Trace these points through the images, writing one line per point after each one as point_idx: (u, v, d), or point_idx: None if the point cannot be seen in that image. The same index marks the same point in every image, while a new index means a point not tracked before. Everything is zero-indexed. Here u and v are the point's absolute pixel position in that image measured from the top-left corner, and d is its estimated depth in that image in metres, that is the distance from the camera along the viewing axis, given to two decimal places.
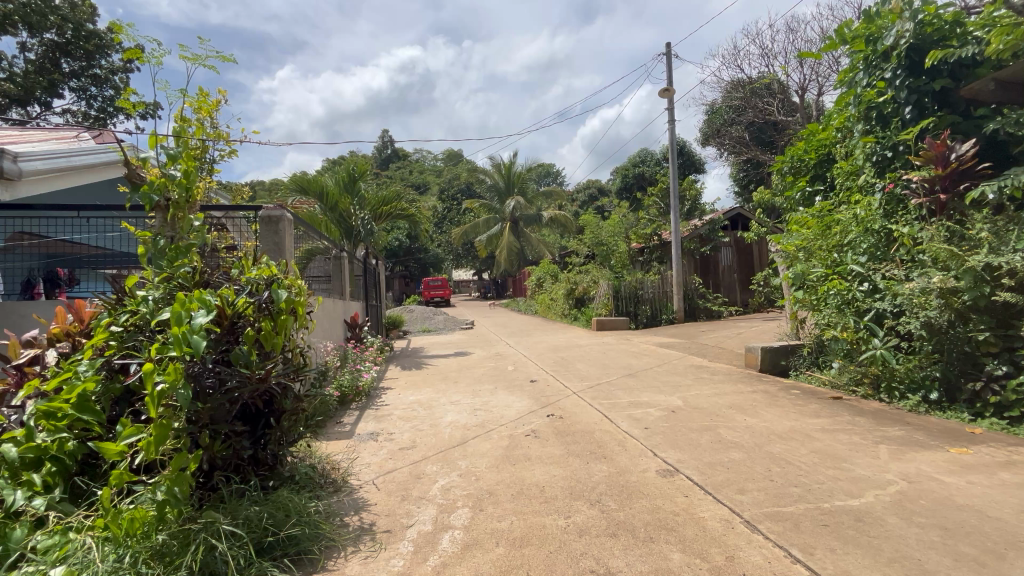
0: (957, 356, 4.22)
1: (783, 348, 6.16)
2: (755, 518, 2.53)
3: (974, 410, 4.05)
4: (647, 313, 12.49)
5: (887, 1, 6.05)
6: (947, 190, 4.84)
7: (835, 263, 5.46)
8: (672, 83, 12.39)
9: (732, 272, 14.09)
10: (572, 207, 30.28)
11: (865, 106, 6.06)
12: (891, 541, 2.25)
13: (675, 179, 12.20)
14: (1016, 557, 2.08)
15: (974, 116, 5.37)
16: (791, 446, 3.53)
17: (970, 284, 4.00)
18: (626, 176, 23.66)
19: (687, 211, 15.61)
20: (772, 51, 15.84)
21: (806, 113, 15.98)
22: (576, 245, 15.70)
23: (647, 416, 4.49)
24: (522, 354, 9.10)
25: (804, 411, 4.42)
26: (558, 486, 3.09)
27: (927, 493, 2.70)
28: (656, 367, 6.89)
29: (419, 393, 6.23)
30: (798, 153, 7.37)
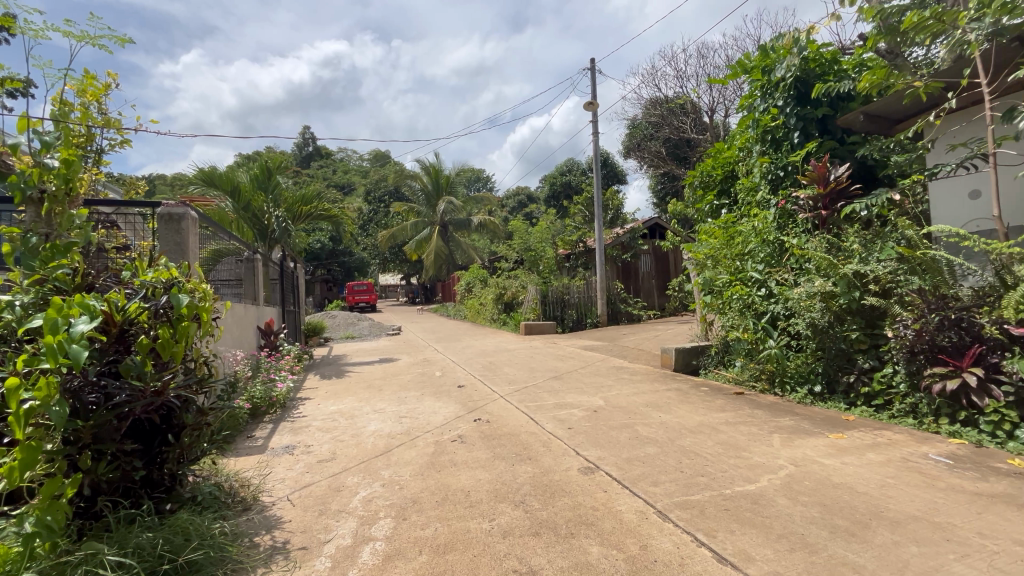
0: (835, 353, 4.79)
1: (694, 349, 6.65)
2: (666, 507, 2.70)
3: (849, 400, 4.62)
4: (573, 317, 12.89)
5: (780, 38, 6.79)
6: (828, 208, 5.51)
7: (738, 270, 6.02)
8: (595, 97, 12.94)
9: (651, 278, 14.94)
10: (502, 212, 30.54)
11: (762, 130, 6.74)
12: (780, 520, 2.50)
13: (599, 189, 12.73)
14: (877, 526, 2.41)
15: (849, 142, 6.14)
16: (699, 439, 3.82)
17: (845, 289, 4.57)
18: (554, 185, 24.37)
19: (610, 220, 16.36)
20: (686, 74, 17.08)
21: (715, 133, 17.38)
22: (505, 251, 15.86)
23: (571, 417, 4.64)
24: (451, 359, 9.02)
25: (711, 406, 4.79)
26: (483, 489, 3.10)
27: (810, 475, 3.04)
28: (580, 369, 7.14)
29: (340, 402, 5.97)
30: (707, 169, 8.05)
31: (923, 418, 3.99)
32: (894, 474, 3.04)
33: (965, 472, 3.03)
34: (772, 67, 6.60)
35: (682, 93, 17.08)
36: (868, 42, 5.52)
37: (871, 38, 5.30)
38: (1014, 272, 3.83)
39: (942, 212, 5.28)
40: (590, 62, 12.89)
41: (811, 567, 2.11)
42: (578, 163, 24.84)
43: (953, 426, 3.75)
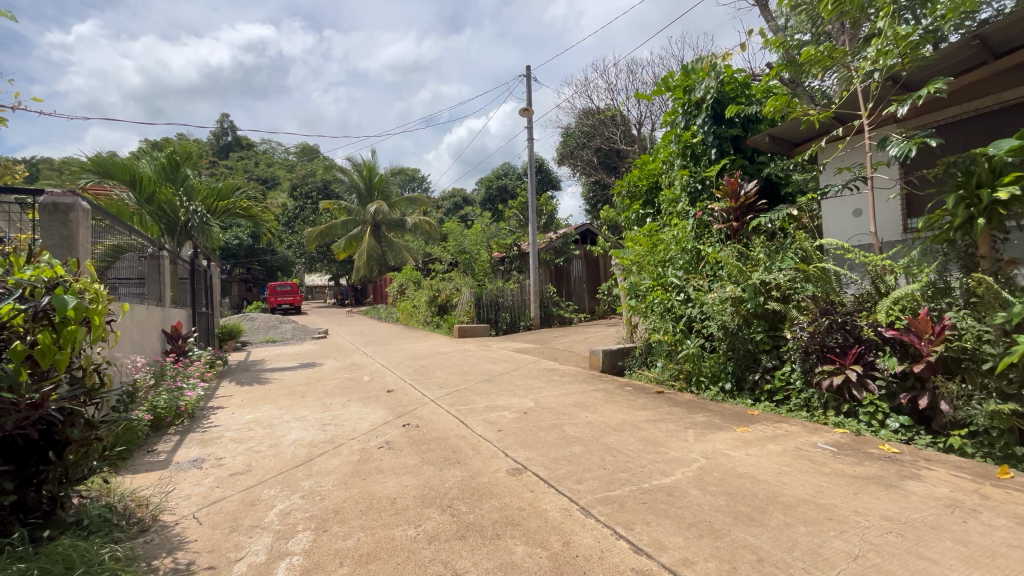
0: (742, 353, 5.23)
1: (620, 351, 6.97)
2: (589, 504, 2.81)
3: (754, 396, 5.08)
4: (507, 320, 12.97)
5: (700, 61, 7.32)
6: (739, 220, 5.99)
7: (659, 276, 6.37)
8: (530, 104, 13.19)
9: (582, 282, 15.43)
10: (437, 213, 30.13)
11: (683, 145, 7.22)
12: (691, 509, 2.69)
13: (534, 194, 12.94)
14: (772, 510, 2.65)
15: (757, 161, 6.74)
16: (622, 436, 4.00)
17: (752, 294, 5.00)
18: (489, 188, 24.49)
19: (544, 225, 16.72)
20: (616, 87, 17.82)
21: (642, 145, 18.25)
22: (439, 253, 15.68)
23: (501, 419, 4.68)
24: (381, 363, 8.75)
25: (634, 405, 5.04)
26: (409, 495, 3.05)
27: (719, 466, 3.29)
28: (511, 372, 7.22)
29: (258, 410, 5.60)
30: (634, 180, 8.50)
31: (815, 410, 4.46)
32: (789, 462, 3.37)
33: (846, 458, 3.43)
34: (692, 87, 7.10)
35: (613, 106, 17.79)
36: (774, 71, 6.10)
37: (776, 67, 5.84)
38: (886, 281, 4.39)
39: (832, 227, 5.96)
40: (525, 70, 13.14)
41: (716, 551, 2.28)
42: (513, 167, 25.09)
43: (838, 417, 4.23)
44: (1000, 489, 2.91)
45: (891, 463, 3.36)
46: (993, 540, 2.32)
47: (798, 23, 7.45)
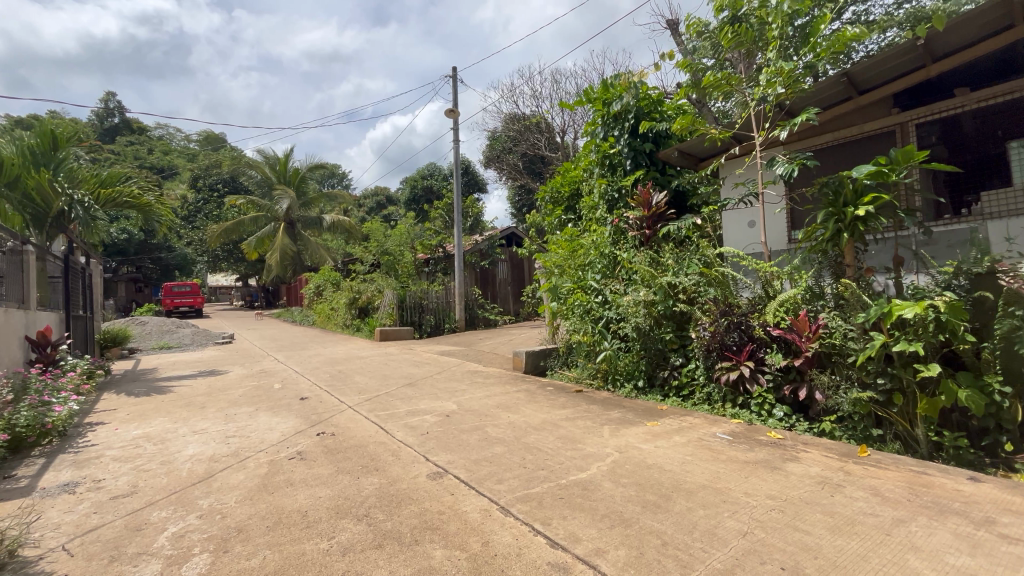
0: (653, 352, 5.59)
1: (542, 352, 7.14)
2: (508, 503, 2.85)
3: (664, 392, 5.45)
4: (431, 322, 12.77)
5: (618, 76, 7.74)
6: (651, 227, 6.40)
7: (579, 279, 6.64)
8: (457, 105, 13.15)
9: (507, 284, 15.56)
10: (358, 211, 28.94)
11: (603, 154, 7.60)
12: (604, 501, 2.83)
13: (460, 195, 12.85)
14: (676, 496, 2.87)
15: (667, 173, 7.25)
16: (543, 435, 4.12)
17: (663, 297, 5.35)
18: (414, 188, 24.07)
19: (469, 227, 16.69)
20: (542, 95, 18.27)
21: (565, 153, 18.79)
22: (361, 253, 15.15)
23: (423, 423, 4.60)
24: (294, 369, 8.22)
25: (554, 404, 5.19)
26: (322, 507, 2.90)
27: (631, 459, 3.49)
28: (434, 375, 7.13)
29: (147, 425, 5.03)
30: (557, 186, 8.84)
31: (715, 403, 4.88)
32: (692, 452, 3.66)
33: (740, 445, 3.79)
34: (610, 101, 7.51)
35: (538, 112, 18.20)
36: (682, 92, 6.60)
37: (684, 88, 6.33)
38: (774, 285, 4.89)
39: (730, 237, 6.51)
40: (452, 70, 13.10)
41: (626, 539, 2.42)
42: (439, 168, 24.77)
43: (734, 408, 4.67)
44: (860, 465, 3.37)
45: (775, 448, 3.76)
46: (853, 510, 2.68)
47: (704, 49, 8.13)
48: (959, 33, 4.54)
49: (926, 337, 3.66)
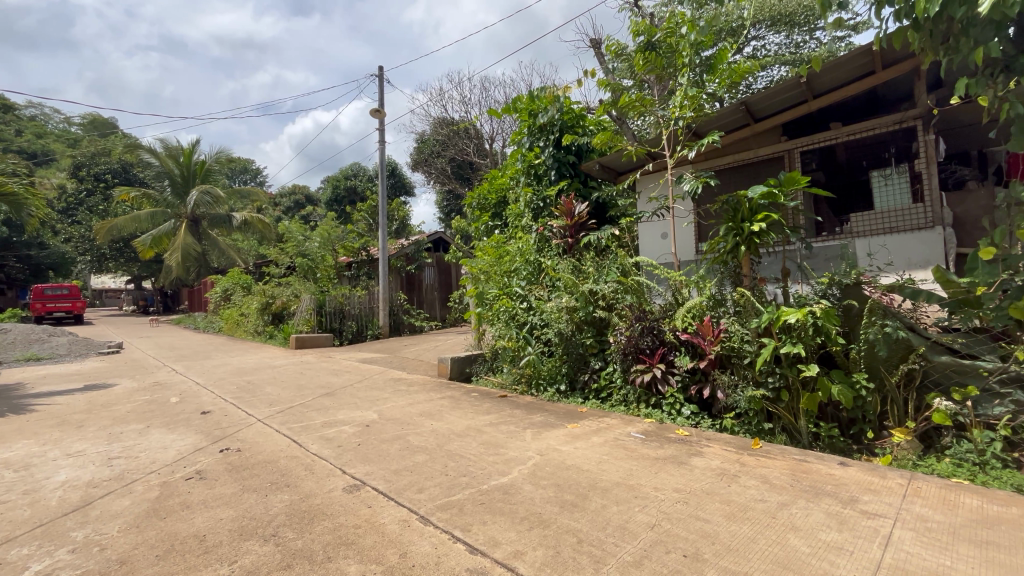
0: (575, 356, 5.80)
1: (467, 357, 7.12)
2: (428, 511, 2.81)
3: (584, 395, 5.66)
4: (352, 329, 12.24)
5: (543, 89, 7.99)
6: (574, 236, 6.64)
7: (505, 285, 6.71)
8: (382, 105, 12.80)
9: (433, 290, 15.36)
10: (273, 211, 27.10)
11: (528, 164, 7.79)
12: (524, 504, 2.88)
13: (384, 198, 12.46)
14: (592, 495, 2.99)
15: (589, 185, 7.57)
16: (466, 441, 4.11)
17: (584, 304, 5.58)
18: (337, 188, 23.06)
19: (395, 231, 16.07)
20: (470, 101, 18.34)
21: (493, 159, 18.94)
22: (276, 255, 14.24)
23: (340, 434, 4.40)
24: (195, 381, 7.50)
25: (478, 410, 5.20)
26: (223, 529, 2.68)
27: (551, 461, 3.59)
28: (355, 383, 6.85)
29: (7, 449, 4.34)
30: (484, 192, 8.95)
31: (630, 404, 5.17)
32: (608, 451, 3.83)
33: (651, 443, 4.04)
34: (536, 112, 7.74)
35: (467, 118, 18.22)
36: (602, 110, 6.95)
37: (604, 105, 6.67)
38: (682, 293, 5.24)
39: (646, 247, 7.08)
40: (378, 69, 12.77)
41: (543, 539, 2.49)
42: (364, 168, 23.92)
43: (647, 408, 4.97)
44: (753, 456, 3.74)
45: (682, 444, 4.05)
46: (746, 497, 2.97)
47: (623, 70, 8.59)
48: (833, 76, 5.20)
49: (807, 340, 4.14)
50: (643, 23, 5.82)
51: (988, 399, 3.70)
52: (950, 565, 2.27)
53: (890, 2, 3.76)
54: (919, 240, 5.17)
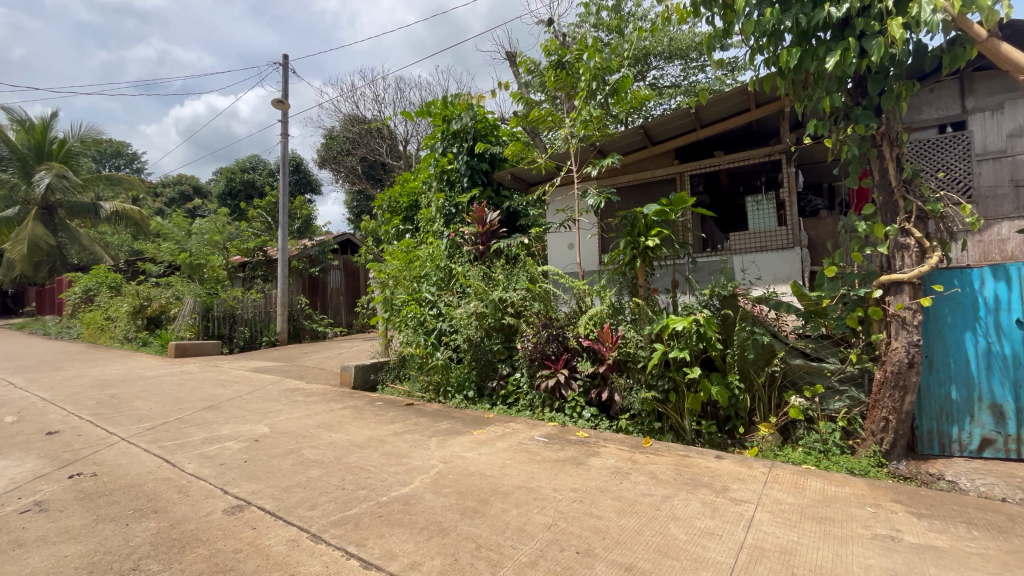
0: (483, 362, 5.84)
1: (373, 365, 6.84)
2: (321, 529, 2.66)
3: (492, 401, 5.72)
4: (244, 336, 11.19)
5: (458, 96, 8.00)
6: (485, 243, 6.71)
7: (414, 291, 6.57)
8: (287, 96, 11.99)
9: (338, 294, 14.66)
10: (153, 202, 24.04)
11: (440, 169, 7.75)
12: (424, 514, 2.83)
13: (285, 195, 11.60)
14: (493, 500, 3.02)
15: (501, 194, 7.69)
16: (366, 453, 3.94)
17: (493, 311, 5.65)
18: (231, 181, 21.11)
19: (297, 230, 14.82)
20: (384, 100, 17.81)
21: (407, 162, 18.50)
22: (153, 252, 12.66)
23: (223, 451, 4.00)
24: (40, 396, 6.37)
25: (382, 419, 5.02)
26: (68, 568, 2.31)
27: (455, 469, 3.57)
28: (245, 395, 6.28)
29: None
30: (395, 195, 8.78)
31: (536, 408, 5.33)
32: (511, 455, 3.90)
33: (553, 446, 4.18)
34: (450, 118, 7.74)
35: (380, 117, 17.67)
36: (515, 121, 7.14)
37: (516, 117, 6.85)
38: (585, 301, 5.51)
39: (555, 257, 7.38)
40: (282, 57, 11.95)
41: (442, 548, 2.47)
42: (264, 161, 22.14)
43: (551, 412, 5.15)
44: (644, 454, 4.03)
45: (582, 445, 4.24)
46: (636, 492, 3.19)
47: (535, 84, 8.89)
48: (717, 110, 5.81)
49: (691, 346, 4.57)
50: (554, 42, 6.08)
51: (831, 395, 4.34)
52: (796, 540, 2.63)
53: (761, 50, 4.31)
54: (782, 259, 5.95)
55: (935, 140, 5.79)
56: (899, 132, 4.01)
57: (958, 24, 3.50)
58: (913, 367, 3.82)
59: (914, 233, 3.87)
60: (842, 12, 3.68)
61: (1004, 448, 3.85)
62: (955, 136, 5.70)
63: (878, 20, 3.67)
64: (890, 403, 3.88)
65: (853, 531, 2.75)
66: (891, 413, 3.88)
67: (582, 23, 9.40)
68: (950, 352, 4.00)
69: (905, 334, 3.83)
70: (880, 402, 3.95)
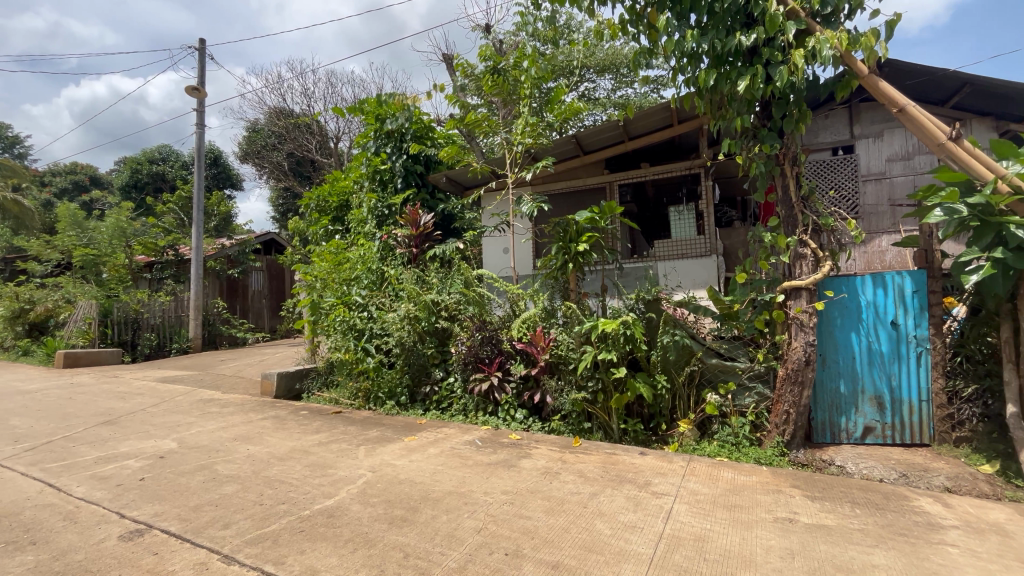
0: (416, 367, 5.73)
1: (297, 372, 6.49)
2: (234, 549, 2.48)
3: (424, 406, 5.62)
4: (150, 343, 10.09)
5: (392, 95, 7.83)
6: (419, 246, 6.60)
7: (343, 294, 6.32)
8: (202, 83, 11.11)
9: (261, 297, 13.80)
10: (38, 192, 21.26)
11: (373, 169, 7.53)
12: (349, 526, 2.73)
13: (200, 189, 10.72)
14: (423, 507, 2.97)
15: (436, 197, 7.62)
16: (288, 465, 3.73)
17: (426, 314, 5.57)
18: (137, 172, 19.17)
19: (214, 228, 13.60)
20: (313, 94, 17.01)
21: (338, 160, 17.77)
22: (39, 249, 11.23)
23: (121, 471, 3.61)
24: None
25: (306, 429, 4.77)
26: None
27: (384, 478, 3.47)
28: (149, 408, 5.71)
29: None
30: (324, 194, 8.42)
31: (469, 412, 5.31)
32: (443, 461, 3.87)
33: (485, 450, 4.19)
34: (383, 117, 7.56)
35: (309, 113, 16.89)
36: (450, 125, 7.10)
37: (452, 120, 6.83)
38: (519, 304, 5.57)
39: (490, 260, 7.48)
40: (199, 41, 11.08)
41: (368, 559, 2.39)
42: (176, 152, 20.35)
43: (484, 416, 5.17)
44: (573, 454, 4.14)
45: (514, 448, 4.29)
46: (564, 491, 3.28)
47: (471, 89, 8.90)
48: (643, 124, 6.13)
49: (618, 347, 4.76)
50: (489, 48, 6.14)
51: (741, 392, 4.70)
52: (708, 528, 2.83)
53: (682, 70, 4.62)
54: (700, 266, 6.38)
55: (829, 161, 6.55)
56: (798, 153, 4.44)
57: (845, 60, 3.94)
58: (809, 365, 4.26)
59: (810, 244, 4.31)
60: (751, 41, 4.04)
61: (882, 434, 4.37)
62: (844, 159, 6.48)
63: (781, 51, 4.06)
64: (791, 397, 4.28)
65: (757, 516, 3.00)
66: (792, 406, 4.28)
67: (518, 32, 9.57)
68: (839, 350, 4.50)
69: (803, 335, 4.26)
70: (783, 397, 4.34)
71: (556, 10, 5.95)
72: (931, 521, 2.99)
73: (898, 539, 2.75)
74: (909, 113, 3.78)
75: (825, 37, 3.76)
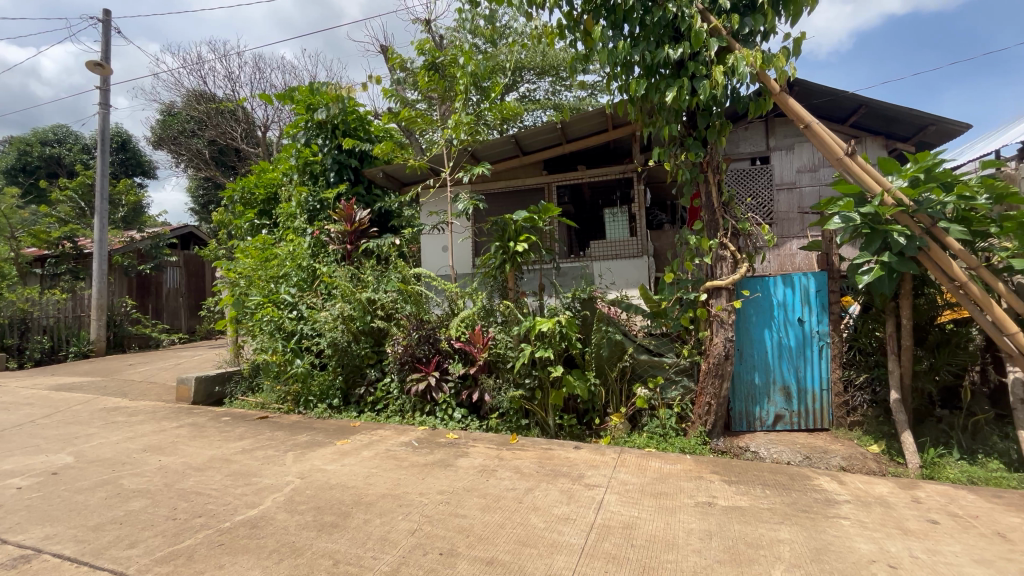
0: (350, 368, 5.53)
1: (218, 376, 6.05)
2: (141, 569, 2.28)
3: (359, 408, 5.45)
4: (42, 347, 8.99)
5: (325, 84, 7.48)
6: (353, 243, 6.37)
7: (270, 292, 5.97)
8: (106, 58, 10.04)
9: (177, 296, 12.75)
10: None
11: (304, 161, 7.19)
12: (275, 535, 2.60)
13: (104, 176, 9.70)
14: (355, 512, 2.89)
15: (372, 192, 7.39)
16: (206, 475, 3.47)
17: (360, 314, 5.39)
18: (25, 154, 17.00)
19: (121, 219, 12.39)
20: (238, 78, 15.89)
21: (266, 151, 16.74)
22: None
23: (4, 492, 3.20)
24: None
25: (227, 437, 4.47)
26: None
27: (313, 484, 3.32)
28: (40, 419, 5.09)
29: None
30: (250, 186, 7.92)
31: (406, 413, 5.21)
32: (377, 464, 3.76)
33: (421, 450, 4.13)
34: (315, 107, 7.21)
35: (233, 98, 15.75)
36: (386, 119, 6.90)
37: (388, 114, 6.64)
38: (457, 303, 5.54)
39: (428, 259, 7.35)
40: (102, 11, 10.00)
41: (294, 569, 2.29)
42: (75, 134, 18.27)
43: (421, 416, 5.09)
44: (510, 451, 4.18)
45: (451, 447, 4.27)
46: (501, 488, 3.31)
47: (410, 83, 8.71)
48: (580, 127, 6.29)
49: (555, 345, 4.87)
50: (427, 43, 6.05)
51: (669, 385, 4.98)
52: (636, 515, 2.97)
53: (616, 78, 4.79)
54: (632, 266, 6.67)
55: (747, 170, 7.05)
56: (720, 162, 4.76)
57: (761, 78, 4.27)
58: (728, 359, 4.58)
59: (729, 247, 4.64)
60: (678, 54, 4.26)
61: (790, 421, 4.79)
62: (761, 168, 7.02)
63: (705, 65, 4.32)
64: (713, 389, 4.59)
65: (681, 501, 3.19)
66: (713, 398, 4.59)
67: (458, 29, 9.49)
68: (754, 345, 4.87)
69: (723, 331, 4.57)
70: (705, 389, 4.64)
71: (495, 9, 5.95)
72: (828, 498, 3.33)
73: (800, 515, 3.04)
74: (814, 129, 4.15)
75: (742, 55, 4.06)
